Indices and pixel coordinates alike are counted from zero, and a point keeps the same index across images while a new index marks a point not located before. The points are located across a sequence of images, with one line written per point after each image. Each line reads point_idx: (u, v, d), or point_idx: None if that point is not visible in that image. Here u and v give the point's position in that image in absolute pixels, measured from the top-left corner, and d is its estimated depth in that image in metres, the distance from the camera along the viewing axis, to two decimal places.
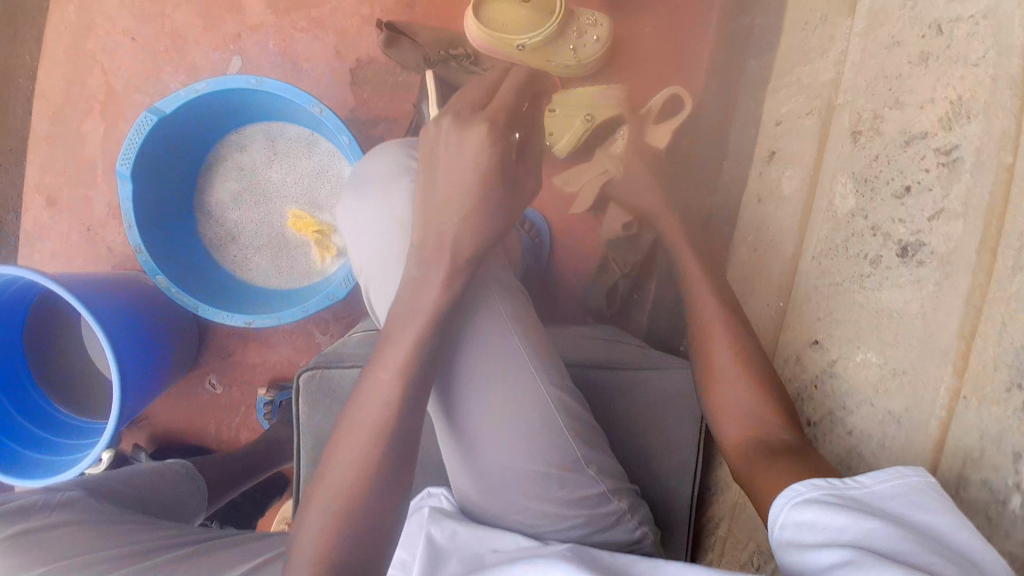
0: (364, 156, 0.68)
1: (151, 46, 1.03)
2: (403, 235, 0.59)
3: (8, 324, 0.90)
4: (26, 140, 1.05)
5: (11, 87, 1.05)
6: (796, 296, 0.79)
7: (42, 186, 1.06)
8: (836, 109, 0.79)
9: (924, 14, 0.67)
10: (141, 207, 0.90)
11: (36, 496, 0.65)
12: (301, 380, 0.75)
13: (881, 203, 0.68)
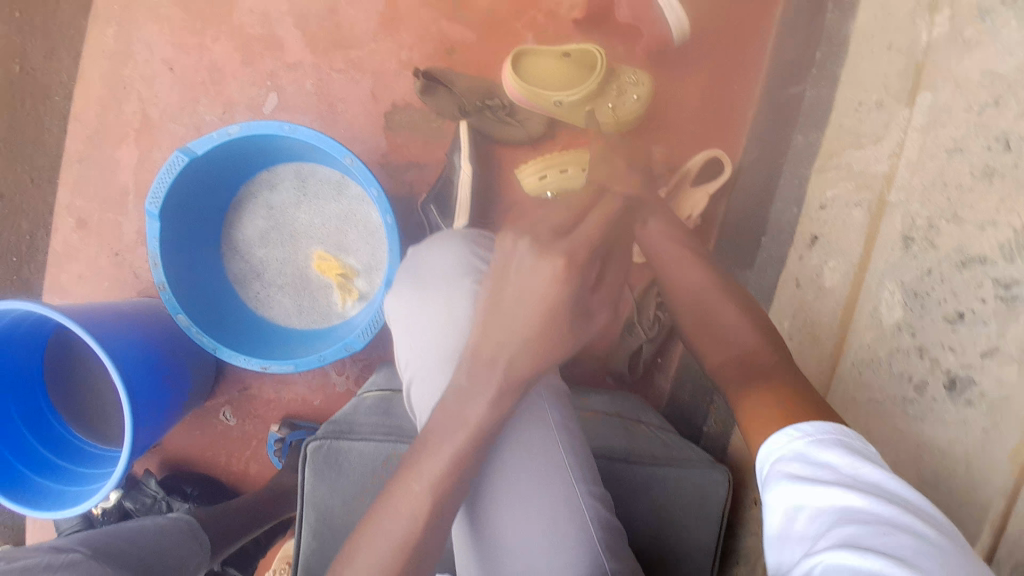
0: (431, 242, 0.66)
1: (189, 78, 1.03)
2: (454, 341, 0.56)
3: (26, 345, 0.90)
4: (59, 161, 1.05)
5: (48, 107, 1.05)
6: (831, 401, 0.75)
7: (73, 208, 1.05)
8: (886, 206, 0.73)
9: (990, 123, 0.61)
10: (167, 246, 0.89)
11: (40, 554, 0.63)
12: (309, 450, 0.73)
13: (930, 323, 0.64)
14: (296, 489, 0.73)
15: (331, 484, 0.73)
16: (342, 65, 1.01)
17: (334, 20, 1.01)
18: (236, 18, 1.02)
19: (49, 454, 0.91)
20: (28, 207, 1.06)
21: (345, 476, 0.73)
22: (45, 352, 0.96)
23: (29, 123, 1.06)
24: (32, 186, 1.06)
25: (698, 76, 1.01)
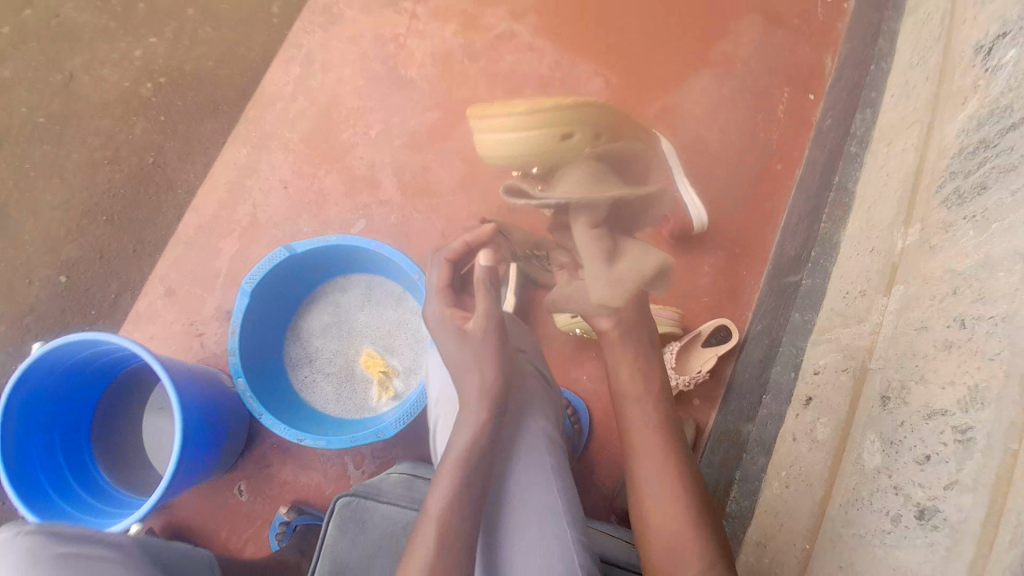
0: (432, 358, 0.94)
1: (298, 197, 1.25)
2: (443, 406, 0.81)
3: (97, 375, 1.02)
4: (165, 242, 1.26)
5: (170, 197, 1.28)
6: (822, 540, 0.82)
7: (167, 278, 1.23)
8: (871, 371, 0.86)
9: (949, 306, 0.76)
10: (248, 319, 1.03)
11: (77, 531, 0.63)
12: (337, 505, 0.81)
13: (904, 465, 0.75)
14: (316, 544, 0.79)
15: (354, 541, 0.79)
16: (427, 212, 1.24)
17: (425, 175, 1.25)
18: (348, 160, 1.26)
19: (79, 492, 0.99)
20: (123, 272, 1.25)
21: (368, 533, 0.79)
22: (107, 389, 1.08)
23: (150, 205, 1.28)
24: (134, 257, 1.25)
25: (712, 261, 1.17)
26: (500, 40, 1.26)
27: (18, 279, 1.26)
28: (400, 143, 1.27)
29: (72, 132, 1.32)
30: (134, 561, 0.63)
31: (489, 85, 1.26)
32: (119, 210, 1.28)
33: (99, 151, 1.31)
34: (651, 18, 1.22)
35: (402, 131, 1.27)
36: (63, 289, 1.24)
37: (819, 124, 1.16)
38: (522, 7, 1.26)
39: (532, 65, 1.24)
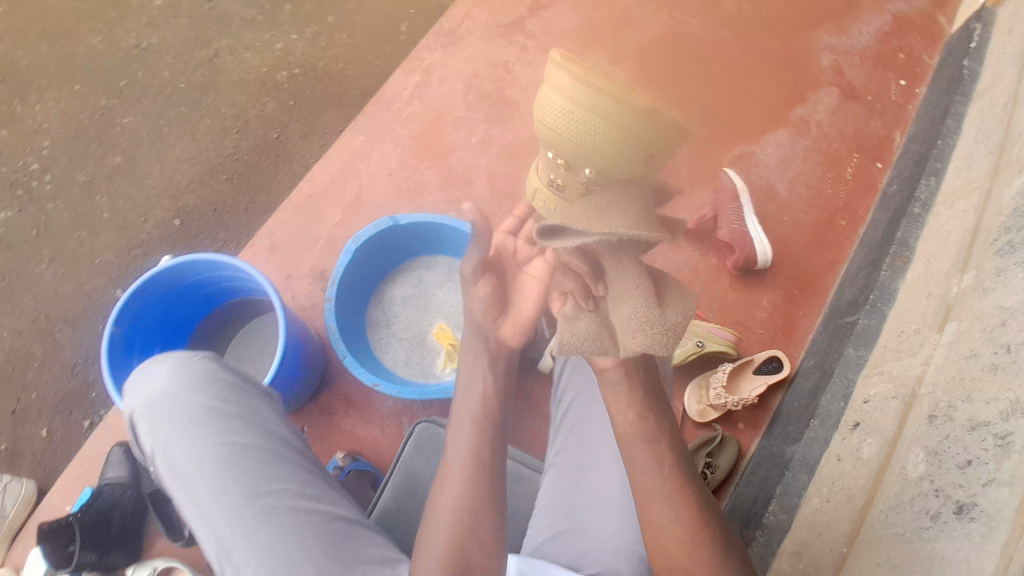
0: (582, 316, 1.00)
1: (399, 185, 1.39)
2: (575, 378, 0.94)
3: (200, 304, 1.18)
4: (274, 205, 1.42)
5: (287, 168, 1.45)
6: (860, 542, 0.87)
7: (274, 235, 1.37)
8: (919, 397, 0.92)
9: (997, 336, 0.84)
10: (346, 272, 1.16)
11: (230, 376, 0.83)
12: (417, 428, 0.93)
13: (946, 471, 0.80)
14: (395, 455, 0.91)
15: (428, 458, 0.91)
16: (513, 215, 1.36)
17: (514, 182, 1.38)
18: (449, 159, 1.40)
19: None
20: (232, 224, 1.41)
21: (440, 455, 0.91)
22: (204, 321, 1.23)
23: (267, 172, 1.45)
24: (244, 214, 1.42)
25: (772, 298, 1.25)
26: None
27: (137, 215, 1.43)
28: (497, 151, 1.39)
29: (212, 99, 1.51)
30: (269, 407, 0.85)
31: None
32: (240, 172, 1.45)
33: (232, 119, 1.49)
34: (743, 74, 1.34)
35: (500, 140, 1.40)
36: (175, 231, 1.41)
37: (884, 190, 1.27)
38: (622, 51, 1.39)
39: None
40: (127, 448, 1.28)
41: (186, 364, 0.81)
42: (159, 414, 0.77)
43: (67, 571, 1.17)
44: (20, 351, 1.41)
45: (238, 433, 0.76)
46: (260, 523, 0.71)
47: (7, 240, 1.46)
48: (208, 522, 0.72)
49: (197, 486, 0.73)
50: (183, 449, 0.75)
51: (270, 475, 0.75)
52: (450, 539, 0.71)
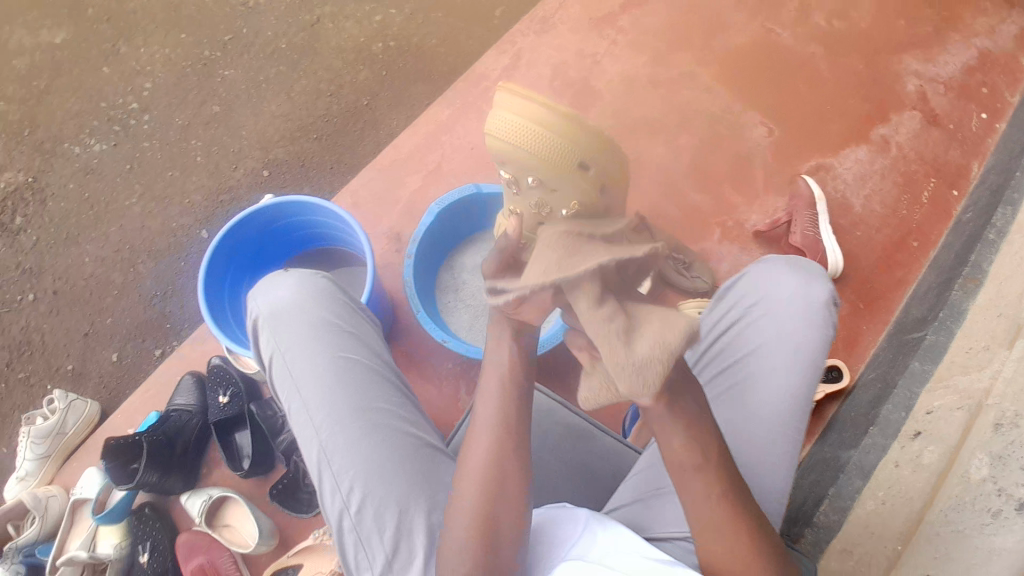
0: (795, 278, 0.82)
1: (479, 159, 1.44)
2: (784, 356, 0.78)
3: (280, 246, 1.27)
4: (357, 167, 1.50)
5: (373, 134, 1.52)
6: (916, 538, 0.89)
7: (356, 195, 1.44)
8: (985, 408, 0.93)
9: None
10: (426, 234, 1.22)
11: (346, 305, 0.98)
12: None
13: (1011, 472, 0.83)
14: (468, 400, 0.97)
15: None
16: None
17: None
18: None
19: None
20: (317, 181, 1.50)
21: None
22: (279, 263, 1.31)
23: (353, 136, 1.53)
24: (328, 173, 1.51)
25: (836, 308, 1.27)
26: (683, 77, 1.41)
27: (228, 162, 1.53)
28: None
29: (309, 62, 1.58)
30: (375, 340, 0.99)
31: (664, 108, 1.38)
32: (329, 133, 1.53)
33: (326, 83, 1.56)
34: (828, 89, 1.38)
35: None
36: (262, 181, 1.51)
37: (958, 217, 1.29)
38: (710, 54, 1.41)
39: (706, 100, 1.39)
40: (197, 377, 1.34)
41: (309, 288, 0.97)
42: (284, 327, 0.93)
43: (127, 486, 1.21)
44: (100, 276, 1.49)
45: (351, 354, 0.92)
46: (362, 430, 0.86)
47: (101, 171, 1.55)
48: (317, 422, 0.87)
49: (313, 392, 0.89)
50: (305, 357, 0.91)
51: (373, 393, 0.89)
52: (483, 504, 0.69)
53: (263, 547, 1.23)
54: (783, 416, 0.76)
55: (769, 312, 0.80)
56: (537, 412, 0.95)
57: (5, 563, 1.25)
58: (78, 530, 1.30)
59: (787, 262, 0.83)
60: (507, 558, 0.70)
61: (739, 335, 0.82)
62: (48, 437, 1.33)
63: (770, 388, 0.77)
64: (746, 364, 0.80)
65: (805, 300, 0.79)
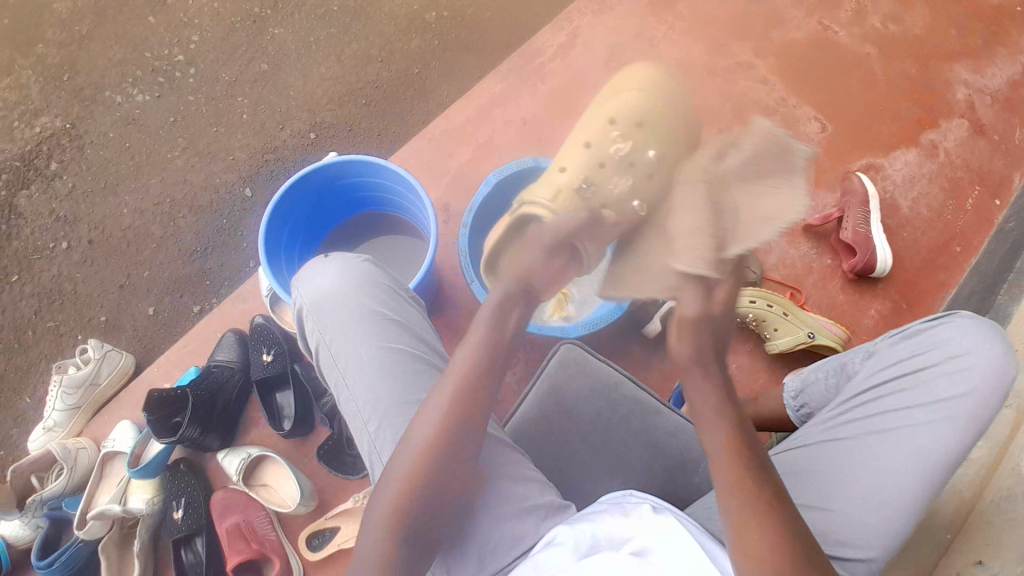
0: (982, 342, 0.84)
1: (531, 134, 1.43)
2: (967, 410, 0.80)
3: (324, 201, 1.31)
4: (406, 138, 1.52)
5: (423, 102, 1.54)
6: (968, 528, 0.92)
7: (405, 163, 1.44)
8: None
9: None
10: (484, 203, 1.26)
11: (385, 287, 0.95)
12: (562, 348, 1.01)
13: None
14: (540, 365, 1.00)
15: (574, 375, 0.99)
16: None
17: None
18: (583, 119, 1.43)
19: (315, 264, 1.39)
20: (364, 146, 1.53)
21: (583, 377, 0.99)
22: (322, 219, 1.36)
23: (403, 104, 1.54)
24: (376, 139, 1.53)
25: (880, 306, 1.30)
26: (738, 68, 1.42)
27: (274, 121, 1.55)
28: None
29: (361, 25, 1.59)
30: (419, 323, 0.96)
31: (716, 98, 1.41)
32: (378, 98, 1.55)
33: (377, 49, 1.57)
34: (880, 90, 1.40)
35: None
36: (309, 143, 1.53)
37: (999, 225, 1.33)
38: (766, 46, 1.42)
39: (760, 93, 1.40)
40: (239, 334, 1.34)
41: (353, 271, 0.95)
42: (327, 313, 0.91)
43: (168, 441, 1.20)
44: (138, 229, 1.51)
45: (393, 342, 0.89)
46: (400, 421, 0.83)
47: (143, 122, 1.57)
48: (362, 412, 0.86)
49: (356, 381, 0.87)
50: (346, 346, 0.89)
51: (417, 383, 0.87)
52: (416, 479, 0.72)
53: (302, 508, 1.23)
54: (945, 464, 0.79)
55: (968, 368, 0.82)
56: (607, 384, 0.98)
57: (26, 516, 1.21)
58: (107, 485, 1.26)
59: (990, 327, 0.85)
60: (433, 509, 0.74)
61: (928, 381, 0.84)
62: (80, 388, 1.30)
63: (947, 437, 0.79)
64: (928, 408, 0.82)
65: (1005, 369, 0.82)
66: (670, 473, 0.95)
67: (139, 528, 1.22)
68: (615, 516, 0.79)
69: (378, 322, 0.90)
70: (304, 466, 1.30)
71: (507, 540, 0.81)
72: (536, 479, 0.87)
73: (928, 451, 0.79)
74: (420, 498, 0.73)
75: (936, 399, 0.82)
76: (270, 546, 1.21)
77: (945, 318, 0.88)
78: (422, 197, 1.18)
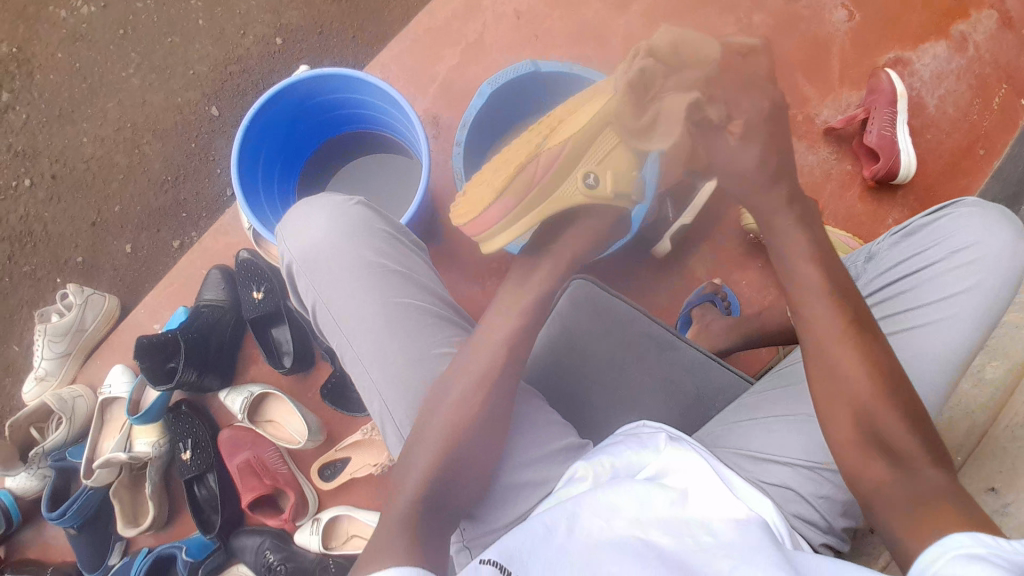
0: (992, 233, 0.78)
1: (526, 30, 1.30)
2: (971, 310, 0.76)
3: (298, 122, 1.20)
4: (384, 41, 1.38)
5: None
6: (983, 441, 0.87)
7: (387, 70, 1.32)
8: None
9: None
10: (478, 116, 1.16)
11: (383, 236, 0.89)
12: (574, 282, 0.96)
13: None
14: (552, 306, 0.95)
15: (584, 318, 0.95)
16: None
17: None
18: (582, 12, 1.29)
19: (297, 191, 1.31)
20: (339, 52, 1.39)
21: (595, 314, 0.96)
22: (299, 140, 1.25)
23: (378, 1, 1.39)
24: (351, 44, 1.39)
25: (898, 216, 1.24)
26: None
27: (235, 27, 1.41)
28: (638, 12, 1.28)
29: None
30: (422, 269, 0.90)
31: None
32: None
33: None
34: None
35: (641, 0, 1.29)
36: (276, 49, 1.40)
37: None
38: None
39: None
40: (225, 271, 1.28)
41: (343, 219, 0.88)
42: (323, 270, 0.86)
43: (167, 387, 1.18)
44: (102, 158, 1.42)
45: (398, 297, 0.84)
46: (414, 380, 0.80)
47: (91, 38, 1.43)
48: (370, 373, 0.82)
49: (360, 340, 0.82)
50: (345, 305, 0.84)
51: (425, 337, 0.82)
52: (451, 439, 0.72)
53: (311, 444, 1.22)
54: (953, 364, 0.76)
55: (976, 260, 0.77)
56: (618, 320, 0.96)
57: (32, 467, 1.24)
58: (110, 430, 1.26)
59: (999, 213, 0.80)
60: (472, 471, 0.73)
61: (935, 276, 0.79)
62: (66, 335, 1.26)
63: (953, 338, 0.75)
64: (931, 310, 0.77)
65: (1015, 258, 0.77)
66: (686, 409, 0.94)
67: (148, 471, 1.23)
68: (634, 448, 0.75)
69: (378, 277, 0.84)
70: (309, 401, 1.28)
71: (526, 486, 0.78)
72: (555, 421, 0.84)
73: (932, 361, 0.75)
74: (455, 460, 0.72)
75: (941, 297, 0.77)
76: (284, 480, 1.21)
77: (951, 209, 0.82)
78: (410, 114, 1.08)
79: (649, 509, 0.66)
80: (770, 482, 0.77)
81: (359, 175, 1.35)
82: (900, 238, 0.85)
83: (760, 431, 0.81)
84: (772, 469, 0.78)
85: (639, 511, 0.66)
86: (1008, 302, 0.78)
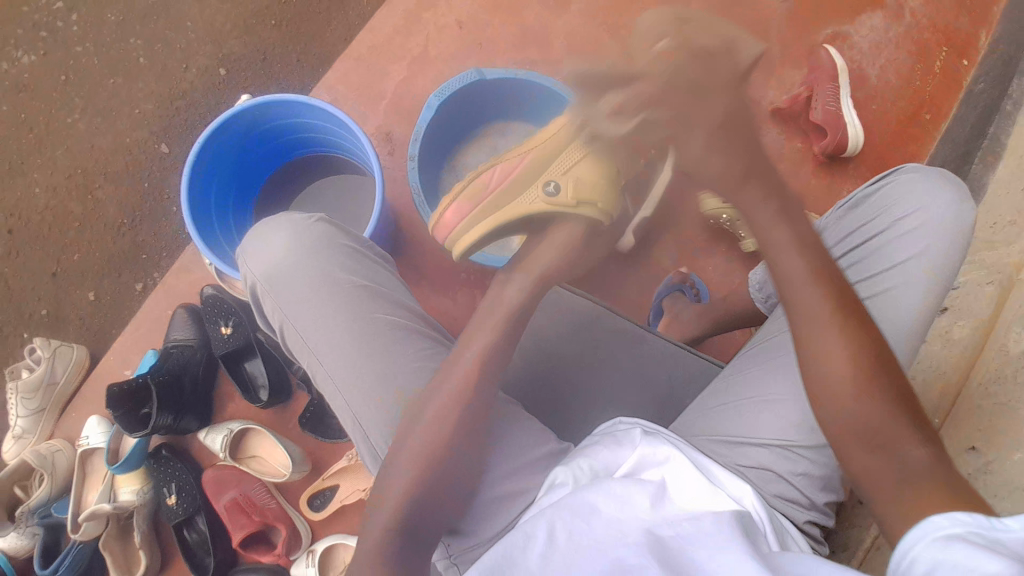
0: (935, 195, 0.79)
1: (469, 38, 1.30)
2: (921, 275, 0.77)
3: (247, 150, 1.19)
4: (328, 62, 1.37)
5: (342, 16, 1.39)
6: (960, 404, 0.86)
7: (335, 90, 1.31)
8: (1018, 281, 0.91)
9: None
10: (429, 128, 1.15)
11: (346, 252, 0.88)
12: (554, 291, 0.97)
13: None
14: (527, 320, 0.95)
15: (549, 316, 0.96)
16: None
17: (595, 44, 1.29)
18: (522, 15, 1.30)
19: (255, 217, 1.30)
20: (283, 77, 1.39)
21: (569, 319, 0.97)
22: (252, 168, 1.25)
23: (319, 22, 1.39)
24: (296, 68, 1.39)
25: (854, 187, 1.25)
26: None
27: (177, 61, 1.40)
28: (578, 9, 1.29)
29: None
30: (388, 281, 0.90)
31: None
32: (292, 18, 1.39)
33: None
34: None
35: None
36: (220, 80, 1.39)
37: (969, 87, 1.26)
38: None
39: None
40: (191, 309, 1.26)
41: (306, 240, 0.87)
42: (288, 291, 0.85)
43: (143, 434, 1.14)
44: (56, 208, 1.40)
45: (365, 311, 0.83)
46: (389, 398, 0.79)
47: (34, 87, 1.42)
48: (342, 391, 0.81)
49: (329, 357, 0.82)
50: (312, 322, 0.83)
51: (396, 350, 0.81)
52: (422, 464, 0.72)
53: (296, 475, 1.21)
54: (910, 329, 0.76)
55: (918, 226, 0.78)
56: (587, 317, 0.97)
57: (20, 526, 1.20)
58: (93, 483, 1.25)
59: (941, 176, 0.81)
60: (446, 487, 0.72)
61: (882, 245, 0.80)
62: (38, 391, 1.25)
63: (906, 303, 0.76)
64: (883, 278, 0.78)
65: (957, 217, 0.78)
66: (662, 399, 0.94)
67: (136, 518, 1.21)
68: (611, 448, 0.72)
69: (344, 294, 0.84)
70: (289, 432, 1.27)
71: (501, 500, 0.75)
72: (536, 424, 0.82)
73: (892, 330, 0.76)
74: (430, 480, 0.71)
75: (892, 264, 0.78)
76: (272, 514, 1.19)
77: (894, 177, 0.84)
78: (359, 132, 1.07)
79: (628, 510, 0.65)
80: (745, 466, 0.77)
81: (316, 198, 1.33)
82: (848, 211, 0.87)
83: (733, 413, 0.80)
84: (746, 451, 0.77)
85: (614, 518, 0.65)
86: (959, 263, 0.78)
